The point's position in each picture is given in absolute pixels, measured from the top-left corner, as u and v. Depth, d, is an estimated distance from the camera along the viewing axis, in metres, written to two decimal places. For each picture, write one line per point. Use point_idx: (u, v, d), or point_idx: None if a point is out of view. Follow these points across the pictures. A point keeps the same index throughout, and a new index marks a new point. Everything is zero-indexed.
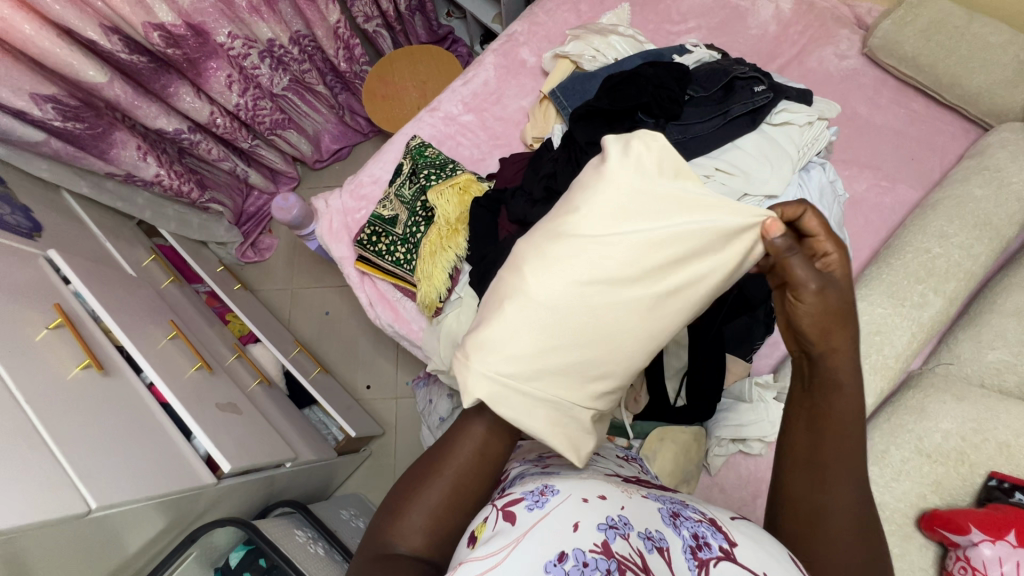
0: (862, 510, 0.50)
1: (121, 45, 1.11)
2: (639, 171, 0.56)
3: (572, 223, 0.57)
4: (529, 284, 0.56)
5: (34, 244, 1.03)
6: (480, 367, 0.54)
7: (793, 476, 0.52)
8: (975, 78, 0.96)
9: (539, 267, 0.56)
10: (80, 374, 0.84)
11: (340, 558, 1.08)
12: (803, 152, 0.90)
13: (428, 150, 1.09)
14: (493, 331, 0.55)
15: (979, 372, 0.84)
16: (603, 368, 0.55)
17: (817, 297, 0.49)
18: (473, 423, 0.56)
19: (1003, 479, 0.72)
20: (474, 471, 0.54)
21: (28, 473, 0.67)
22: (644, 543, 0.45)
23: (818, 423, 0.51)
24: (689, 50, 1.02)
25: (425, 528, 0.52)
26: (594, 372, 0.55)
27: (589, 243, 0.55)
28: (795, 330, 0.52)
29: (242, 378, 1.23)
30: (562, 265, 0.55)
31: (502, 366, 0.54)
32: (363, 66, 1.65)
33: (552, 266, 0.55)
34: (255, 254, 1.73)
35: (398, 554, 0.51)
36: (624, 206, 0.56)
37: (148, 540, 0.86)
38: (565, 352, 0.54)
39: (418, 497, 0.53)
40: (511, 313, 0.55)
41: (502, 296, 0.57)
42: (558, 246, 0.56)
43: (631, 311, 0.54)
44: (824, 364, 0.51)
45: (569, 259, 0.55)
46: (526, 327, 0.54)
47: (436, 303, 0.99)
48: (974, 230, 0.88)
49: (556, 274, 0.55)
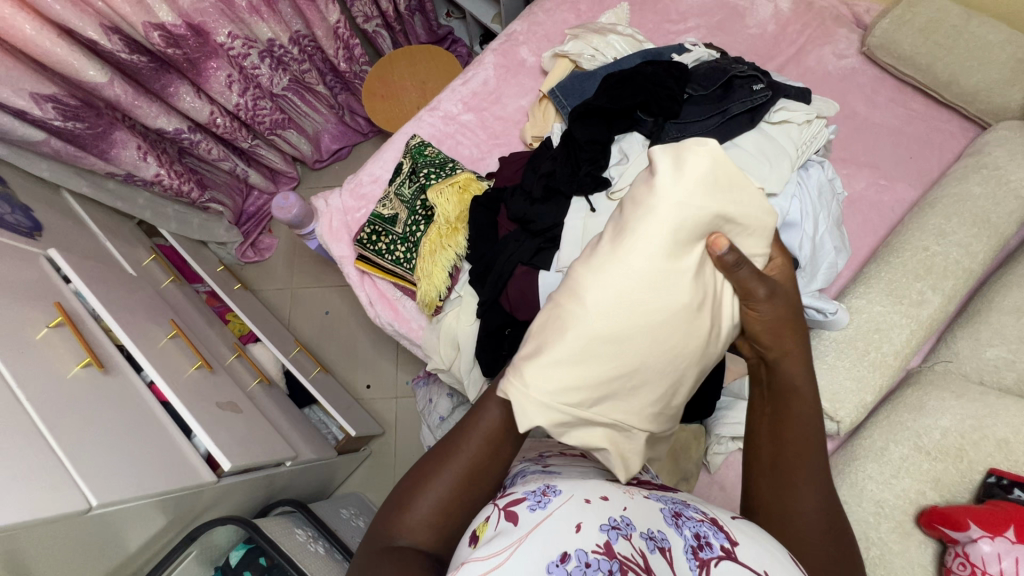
0: (830, 511, 0.53)
1: (121, 45, 1.11)
2: (700, 184, 0.55)
3: (634, 246, 0.55)
4: (592, 309, 0.54)
5: (35, 243, 1.03)
6: (546, 397, 0.52)
7: (762, 482, 0.55)
8: (973, 77, 0.97)
9: (601, 292, 0.55)
10: (81, 372, 0.84)
11: (340, 557, 1.08)
12: (802, 151, 0.90)
13: (428, 149, 1.10)
14: (553, 357, 0.53)
15: (978, 369, 0.84)
16: (662, 387, 0.56)
17: (767, 304, 0.56)
18: (484, 416, 0.56)
19: (1002, 476, 0.72)
20: (483, 465, 0.55)
21: (30, 471, 0.67)
22: (646, 544, 0.45)
23: (780, 428, 0.55)
24: (688, 49, 1.02)
25: (431, 521, 0.52)
26: (654, 392, 0.56)
27: (651, 266, 0.54)
28: (753, 336, 0.58)
29: (242, 377, 1.23)
30: (624, 290, 0.54)
31: (567, 395, 0.53)
32: (363, 66, 1.65)
33: (614, 289, 0.54)
34: (255, 254, 1.73)
35: (404, 547, 0.51)
36: (685, 226, 0.55)
37: (149, 538, 0.86)
38: (628, 374, 0.55)
39: (423, 491, 0.53)
40: (575, 341, 0.53)
41: (561, 320, 0.55)
42: (620, 267, 0.55)
43: (689, 332, 0.56)
44: (779, 368, 0.57)
45: (632, 284, 0.55)
46: (590, 353, 0.54)
47: (436, 301, 1.00)
48: (973, 228, 0.88)
49: (620, 300, 0.54)
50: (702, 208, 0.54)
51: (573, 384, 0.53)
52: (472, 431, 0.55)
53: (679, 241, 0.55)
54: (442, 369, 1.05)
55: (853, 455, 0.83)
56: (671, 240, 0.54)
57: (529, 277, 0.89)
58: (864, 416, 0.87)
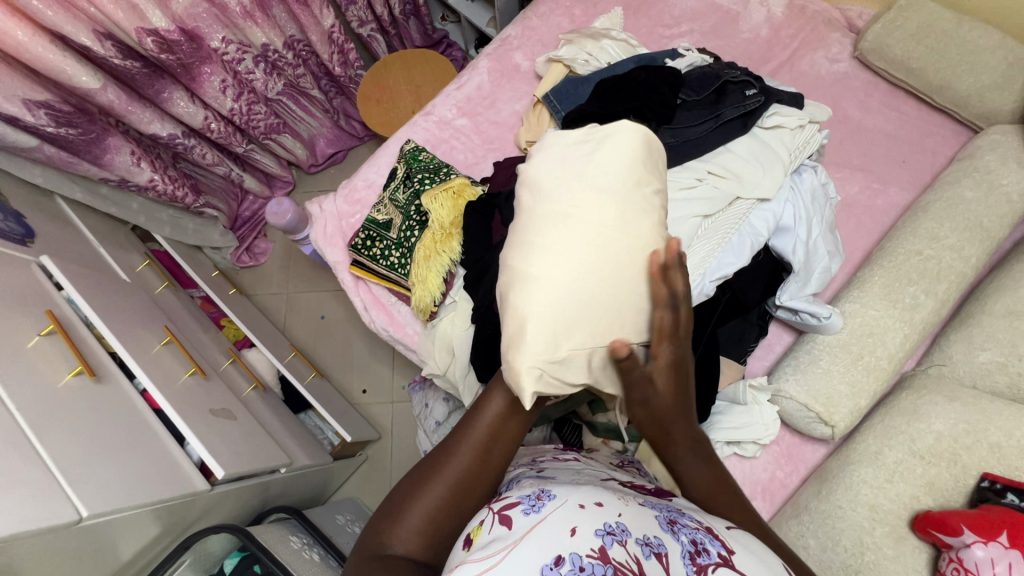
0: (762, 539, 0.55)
1: (114, 50, 1.11)
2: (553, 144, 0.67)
3: (535, 212, 0.64)
4: (520, 263, 0.61)
5: (27, 250, 1.02)
6: (523, 357, 0.57)
7: None
8: (965, 82, 0.97)
9: (529, 253, 0.61)
10: (73, 380, 0.83)
11: (336, 564, 1.08)
12: (794, 156, 0.90)
13: (422, 154, 1.10)
14: (512, 326, 0.59)
15: (971, 372, 0.84)
16: (619, 306, 0.58)
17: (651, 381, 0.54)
18: (471, 426, 0.58)
19: (995, 480, 0.73)
20: (473, 475, 0.55)
21: (21, 481, 0.67)
22: (642, 549, 0.45)
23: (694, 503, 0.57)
24: (682, 54, 1.02)
25: (422, 530, 0.52)
26: (616, 315, 0.58)
27: (556, 215, 0.62)
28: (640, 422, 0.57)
29: (237, 383, 1.23)
30: (543, 237, 0.61)
31: (537, 344, 0.57)
32: (358, 70, 1.65)
33: (537, 238, 0.62)
34: (250, 258, 1.72)
35: (394, 555, 0.51)
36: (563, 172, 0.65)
37: (142, 547, 0.85)
38: (582, 301, 0.58)
39: (417, 499, 0.53)
40: (522, 299, 0.59)
41: (509, 295, 0.61)
42: (531, 225, 0.63)
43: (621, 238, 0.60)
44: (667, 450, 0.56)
45: (550, 233, 0.61)
46: (537, 294, 0.59)
47: (430, 307, 1.00)
48: (965, 232, 0.88)
49: (545, 249, 0.60)
50: (565, 154, 0.66)
51: (536, 337, 0.58)
52: (468, 438, 0.57)
53: (568, 184, 0.63)
54: (436, 375, 1.05)
55: (848, 460, 0.83)
56: (562, 188, 0.63)
57: None
58: (858, 420, 0.87)
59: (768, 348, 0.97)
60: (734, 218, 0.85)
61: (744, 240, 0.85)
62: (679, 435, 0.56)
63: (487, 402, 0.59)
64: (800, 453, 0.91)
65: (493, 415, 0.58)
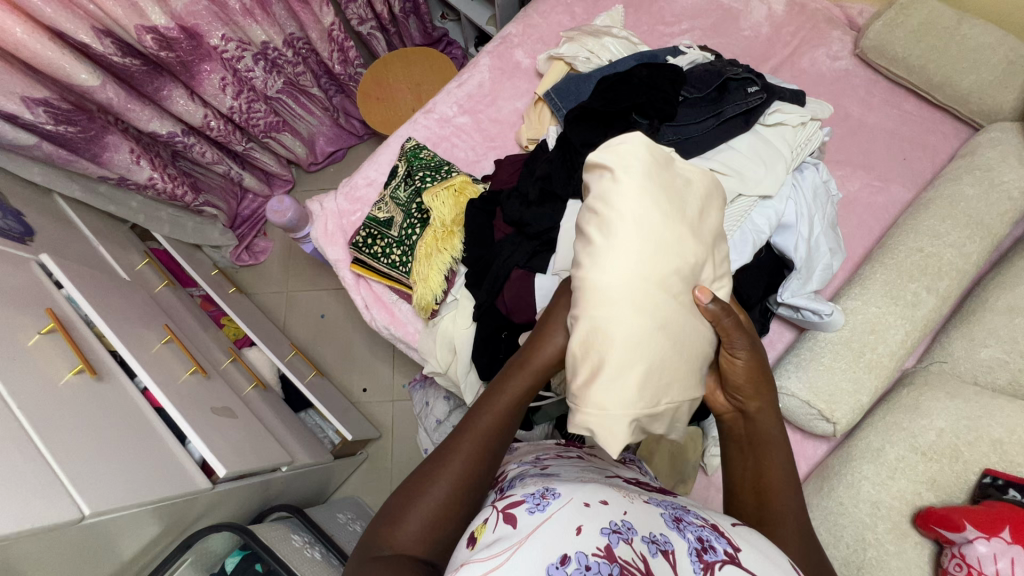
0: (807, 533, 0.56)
1: (113, 48, 1.11)
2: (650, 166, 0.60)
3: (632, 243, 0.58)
4: (619, 304, 0.57)
5: (27, 248, 1.02)
6: (621, 410, 0.56)
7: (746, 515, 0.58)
8: (965, 79, 0.97)
9: (627, 291, 0.57)
10: (74, 378, 0.83)
11: (338, 563, 1.07)
12: (796, 153, 0.90)
13: (423, 152, 1.10)
14: (606, 374, 0.56)
15: (973, 369, 0.84)
16: (702, 356, 0.60)
17: (747, 354, 0.59)
18: (469, 426, 0.58)
19: (997, 476, 0.73)
20: (467, 476, 0.55)
21: (22, 479, 0.67)
22: (648, 547, 0.45)
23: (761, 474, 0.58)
24: (683, 51, 1.02)
25: (412, 529, 0.52)
26: (694, 364, 0.60)
27: (656, 251, 0.58)
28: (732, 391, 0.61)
29: (237, 382, 1.22)
30: (645, 273, 0.57)
31: (634, 398, 0.56)
32: (357, 68, 1.65)
33: (636, 278, 0.57)
34: (249, 257, 1.72)
35: (384, 555, 0.50)
36: (664, 208, 0.59)
37: (144, 545, 0.85)
38: (677, 351, 0.58)
39: (415, 502, 0.53)
40: (620, 346, 0.56)
41: (598, 336, 0.57)
42: (623, 253, 0.57)
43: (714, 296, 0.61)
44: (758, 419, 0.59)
45: (651, 273, 0.57)
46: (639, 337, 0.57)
47: (431, 305, 1.00)
48: (966, 229, 0.88)
49: (644, 289, 0.57)
50: (664, 187, 0.60)
51: (637, 385, 0.56)
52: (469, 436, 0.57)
53: (666, 217, 0.59)
54: (438, 372, 1.04)
55: (850, 457, 0.83)
56: (658, 221, 0.58)
57: (525, 281, 0.89)
58: (859, 417, 0.87)
59: (769, 345, 0.97)
60: (736, 216, 0.84)
61: (745, 237, 0.85)
62: (771, 404, 0.59)
63: (493, 403, 0.59)
64: (802, 450, 0.91)
65: (497, 415, 0.58)
